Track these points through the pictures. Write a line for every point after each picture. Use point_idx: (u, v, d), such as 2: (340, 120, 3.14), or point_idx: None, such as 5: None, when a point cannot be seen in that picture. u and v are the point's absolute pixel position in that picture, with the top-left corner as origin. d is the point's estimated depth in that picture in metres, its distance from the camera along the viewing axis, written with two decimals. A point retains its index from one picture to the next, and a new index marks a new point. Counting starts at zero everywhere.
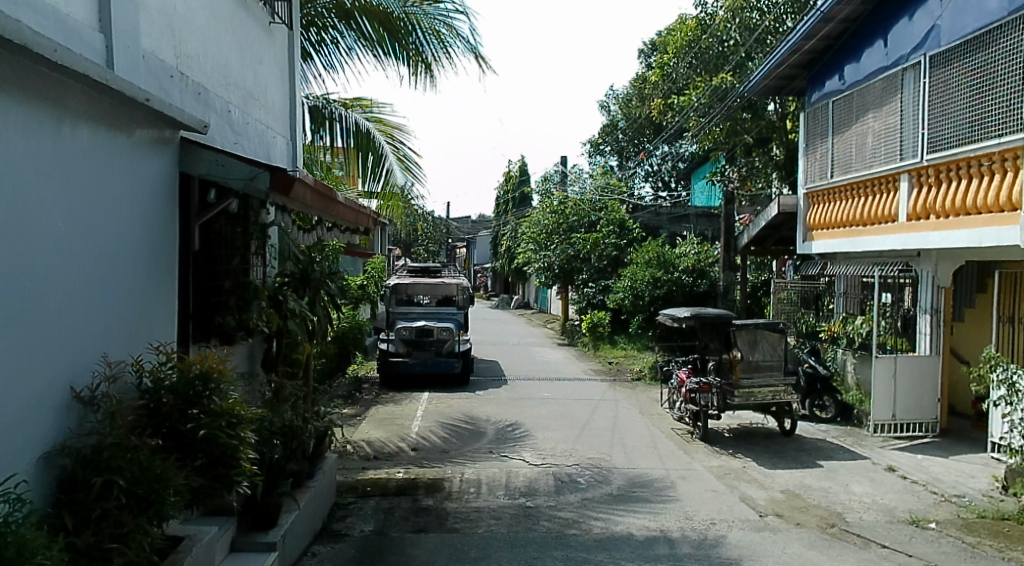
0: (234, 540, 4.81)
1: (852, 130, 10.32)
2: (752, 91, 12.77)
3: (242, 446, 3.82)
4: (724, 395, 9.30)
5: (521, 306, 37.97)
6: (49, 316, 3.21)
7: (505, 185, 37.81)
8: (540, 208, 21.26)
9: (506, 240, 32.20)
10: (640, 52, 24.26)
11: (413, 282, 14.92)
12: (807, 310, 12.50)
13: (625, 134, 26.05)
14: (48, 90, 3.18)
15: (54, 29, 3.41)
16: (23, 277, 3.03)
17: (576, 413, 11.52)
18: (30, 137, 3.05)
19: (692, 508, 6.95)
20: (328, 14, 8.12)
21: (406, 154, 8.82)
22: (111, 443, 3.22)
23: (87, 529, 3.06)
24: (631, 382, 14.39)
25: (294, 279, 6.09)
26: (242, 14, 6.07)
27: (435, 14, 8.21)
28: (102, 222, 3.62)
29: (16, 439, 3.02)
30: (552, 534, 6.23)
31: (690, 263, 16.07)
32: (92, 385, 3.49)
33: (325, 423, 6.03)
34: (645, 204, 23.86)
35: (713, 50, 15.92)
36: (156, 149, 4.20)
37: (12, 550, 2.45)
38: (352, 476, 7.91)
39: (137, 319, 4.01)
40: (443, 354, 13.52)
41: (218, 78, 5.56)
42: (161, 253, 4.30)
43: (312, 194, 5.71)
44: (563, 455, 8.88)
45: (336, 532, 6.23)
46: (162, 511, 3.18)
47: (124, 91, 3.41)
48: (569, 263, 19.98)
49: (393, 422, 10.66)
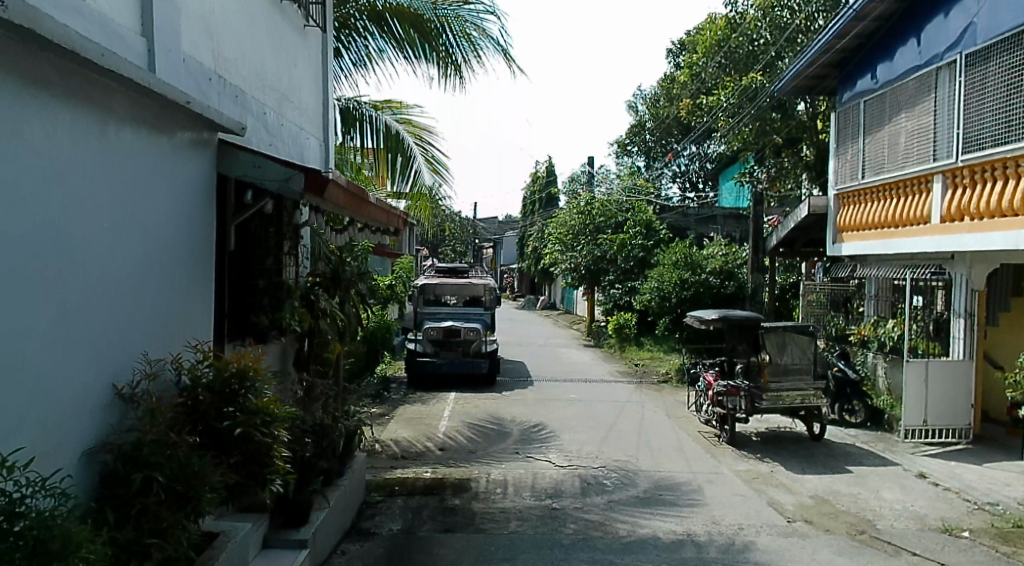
0: (266, 537, 4.89)
1: (884, 131, 10.17)
2: (782, 90, 12.67)
3: (275, 444, 3.90)
4: (752, 398, 9.21)
5: (547, 307, 37.99)
6: (94, 311, 3.29)
7: (532, 186, 37.88)
8: (567, 209, 21.25)
9: (533, 240, 32.24)
10: (669, 51, 24.15)
11: (441, 282, 15.01)
12: (837, 312, 12.38)
13: (653, 135, 25.98)
14: (94, 94, 3.25)
15: (99, 33, 3.48)
16: (69, 273, 3.10)
17: (603, 414, 11.49)
18: (77, 140, 3.13)
19: (720, 512, 6.90)
20: (360, 17, 8.20)
21: (435, 154, 8.89)
22: (150, 439, 3.28)
23: (128, 524, 3.11)
24: (658, 384, 14.32)
25: (325, 280, 6.15)
26: (278, 17, 6.14)
27: (466, 15, 8.23)
28: (143, 221, 3.69)
29: (61, 436, 3.08)
30: (578, 535, 6.23)
31: (717, 264, 15.95)
32: (132, 382, 3.55)
33: (354, 421, 6.11)
34: (672, 204, 23.75)
35: (744, 49, 15.80)
36: (196, 151, 4.27)
37: (57, 544, 2.48)
38: (379, 475, 7.96)
39: (175, 318, 4.08)
40: (470, 354, 13.59)
41: (254, 79, 5.63)
42: (201, 255, 4.37)
43: (344, 195, 5.77)
44: (589, 458, 8.85)
45: (366, 531, 6.27)
46: (198, 507, 3.24)
47: (166, 94, 3.48)
48: (595, 264, 19.94)
49: (421, 421, 10.71)
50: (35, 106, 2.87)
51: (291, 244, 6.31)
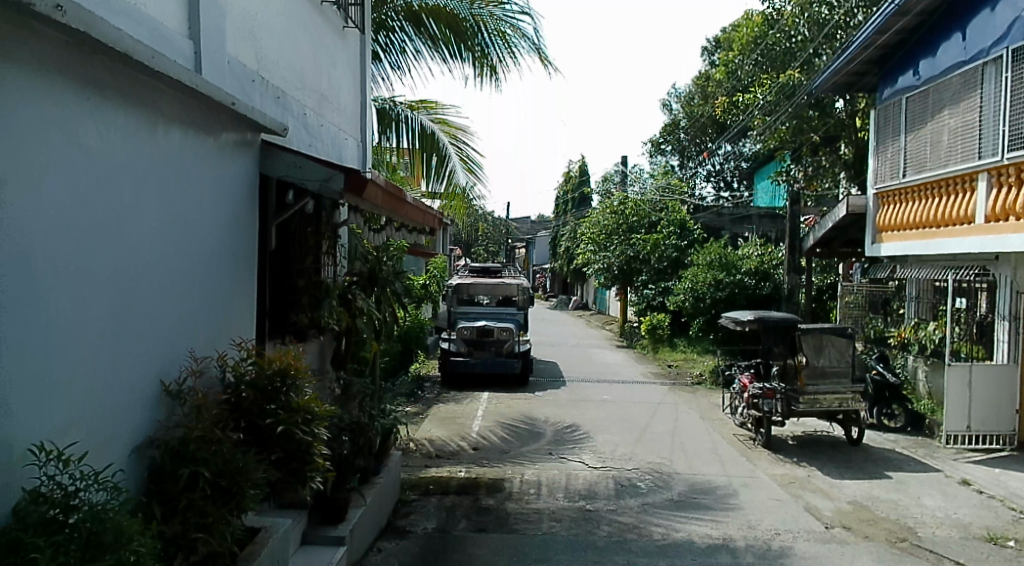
0: (305, 534, 4.95)
1: (926, 128, 9.97)
2: (821, 87, 12.49)
3: (315, 442, 3.95)
4: (788, 401, 9.16)
5: (580, 307, 37.90)
6: (144, 307, 3.35)
7: (565, 185, 37.81)
8: (599, 208, 21.17)
9: (565, 240, 32.18)
10: (704, 49, 23.94)
11: (474, 281, 15.05)
12: (876, 314, 12.17)
13: (687, 133, 25.77)
14: (144, 94, 3.31)
15: (149, 36, 3.55)
16: (121, 270, 3.16)
17: (636, 416, 11.42)
18: (129, 140, 3.19)
19: (756, 517, 6.82)
20: (397, 18, 8.25)
21: (470, 155, 8.92)
22: (196, 435, 3.33)
23: (174, 518, 3.17)
24: (692, 386, 14.20)
25: (362, 278, 6.23)
26: (318, 19, 6.20)
27: (501, 15, 8.21)
28: (190, 221, 3.75)
29: (113, 432, 3.14)
30: (613, 538, 6.20)
31: (753, 265, 15.73)
32: (180, 379, 3.61)
33: (390, 420, 6.15)
34: (706, 204, 23.53)
35: (781, 46, 15.58)
36: (240, 151, 4.33)
37: (110, 536, 2.53)
38: (414, 473, 8.02)
39: (221, 315, 4.14)
40: (503, 354, 13.59)
41: (295, 80, 5.70)
42: (244, 254, 4.43)
43: (383, 194, 5.80)
44: (622, 459, 8.80)
45: (401, 529, 6.31)
46: (242, 503, 3.28)
47: (213, 95, 3.55)
48: (628, 264, 19.80)
49: (454, 421, 10.74)
50: (89, 107, 2.94)
51: (329, 243, 6.35)
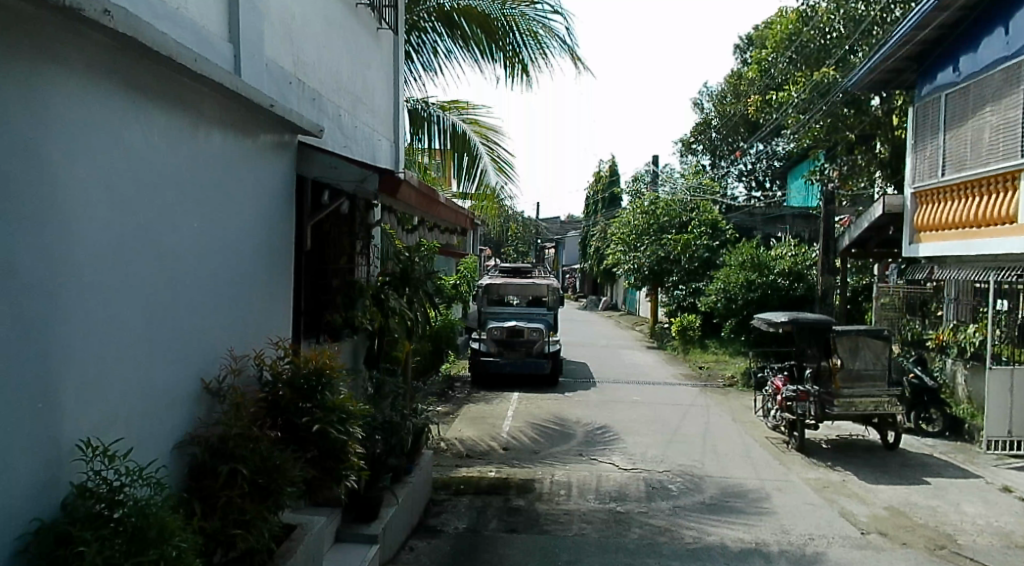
0: (339, 531, 4.99)
1: (966, 126, 9.77)
2: (857, 85, 12.31)
3: (350, 441, 3.99)
4: (822, 404, 8.95)
5: (609, 308, 37.74)
6: (184, 307, 3.38)
7: (595, 185, 37.70)
8: (630, 208, 21.08)
9: (595, 241, 32.09)
10: (737, 47, 23.71)
11: (504, 282, 15.10)
12: (913, 317, 11.96)
13: (719, 133, 25.56)
14: (186, 96, 3.36)
15: (192, 39, 3.61)
16: (162, 272, 3.21)
17: (667, 418, 11.35)
18: (171, 142, 3.24)
19: (790, 522, 6.73)
20: (430, 19, 8.32)
21: (501, 154, 8.84)
22: (236, 433, 3.38)
23: (213, 514, 3.22)
24: (723, 388, 14.07)
25: (394, 278, 6.24)
26: (353, 21, 6.26)
27: (532, 15, 8.21)
28: (229, 223, 3.79)
29: (156, 430, 3.20)
30: (644, 541, 6.16)
31: (786, 265, 15.50)
32: (219, 377, 3.66)
33: (422, 420, 6.17)
34: (738, 204, 23.30)
35: (816, 43, 15.40)
36: (277, 152, 4.38)
37: (154, 531, 2.57)
38: (444, 473, 8.04)
39: (258, 314, 4.18)
40: (533, 354, 13.58)
41: (331, 82, 5.76)
42: (281, 254, 4.47)
43: (416, 195, 5.83)
44: (653, 461, 8.74)
45: (432, 528, 6.33)
46: (280, 500, 3.32)
47: (253, 98, 3.60)
48: (659, 264, 19.66)
49: (485, 421, 10.77)
50: (134, 111, 2.99)
51: (363, 243, 6.39)
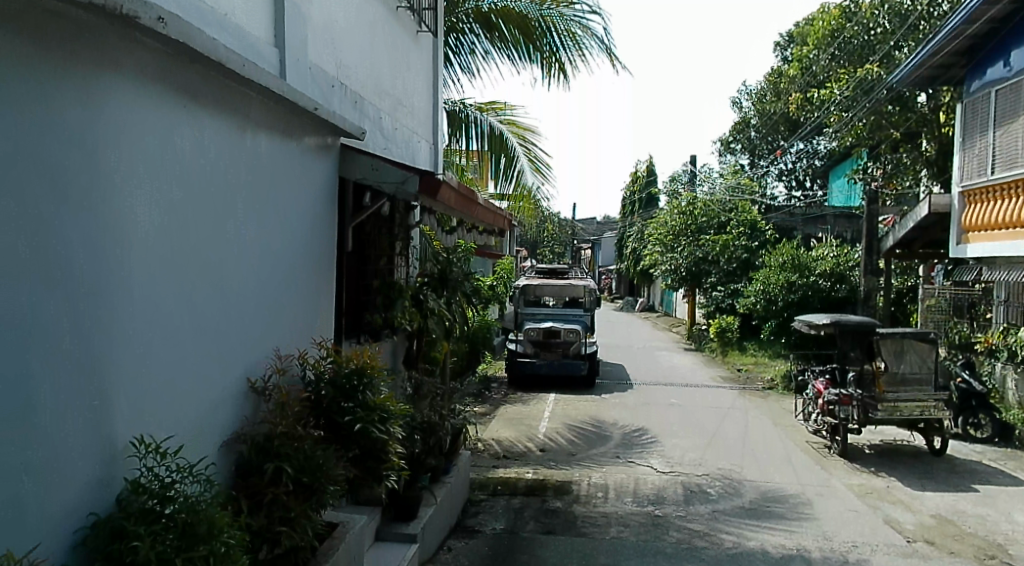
0: (379, 530, 5.03)
1: (1017, 122, 9.51)
2: (903, 81, 12.08)
3: (390, 440, 4.02)
4: (866, 408, 8.81)
5: (646, 309, 37.50)
6: (231, 310, 3.44)
7: (632, 185, 37.52)
8: (667, 209, 20.94)
9: (633, 242, 31.91)
10: (777, 43, 23.40)
11: (541, 282, 15.09)
12: (960, 319, 11.69)
13: (759, 131, 25.26)
14: (235, 101, 3.42)
15: (240, 45, 3.68)
16: (211, 275, 3.27)
17: (705, 420, 11.24)
18: (219, 146, 3.30)
19: (832, 528, 6.62)
20: (468, 21, 8.32)
21: (537, 154, 8.86)
22: (281, 431, 3.43)
23: (259, 511, 3.27)
24: (763, 391, 13.88)
25: (433, 280, 6.29)
26: (394, 24, 6.31)
27: (571, 15, 8.19)
28: (274, 226, 3.85)
29: (204, 428, 3.25)
30: (682, 545, 6.11)
31: (828, 267, 15.25)
32: (265, 377, 3.72)
33: (460, 420, 6.19)
34: (778, 203, 22.97)
35: (860, 39, 15.15)
36: (321, 155, 4.44)
37: (203, 527, 2.62)
38: (482, 474, 8.07)
39: (302, 316, 4.24)
40: (570, 356, 13.53)
41: (372, 85, 5.81)
42: (324, 256, 4.52)
43: (456, 196, 5.86)
44: (692, 465, 8.67)
45: (470, 528, 6.36)
46: (323, 499, 3.37)
47: (299, 101, 3.65)
48: (697, 265, 19.48)
49: (522, 422, 10.78)
50: (184, 117, 3.04)
51: (403, 245, 6.45)
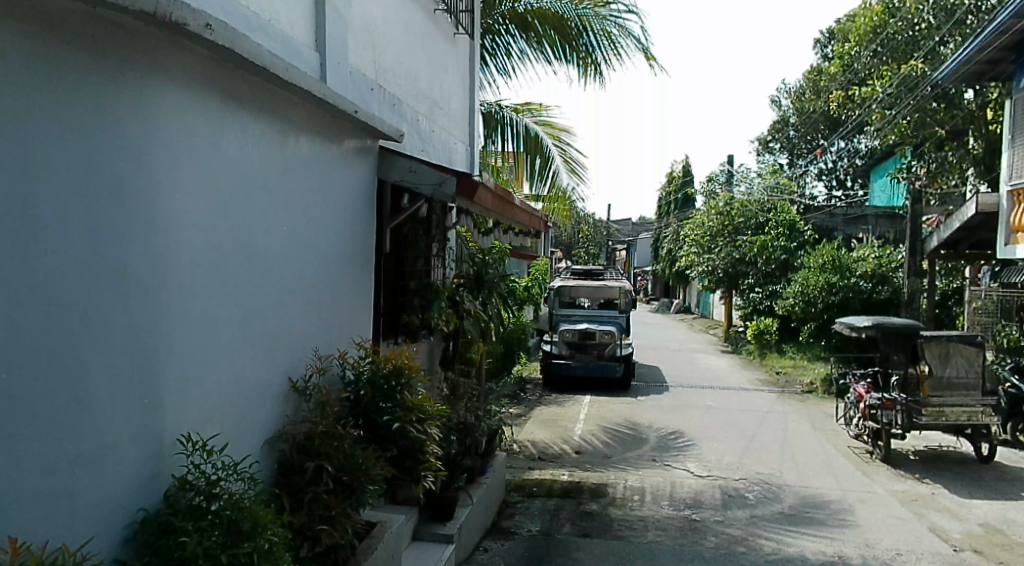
0: (415, 530, 5.07)
1: None
2: (948, 78, 11.83)
3: (428, 441, 4.04)
4: (910, 414, 8.52)
5: (682, 310, 37.19)
6: (274, 311, 3.50)
7: (669, 186, 37.28)
8: (704, 209, 20.78)
9: (668, 243, 31.68)
10: (817, 41, 23.06)
11: (577, 284, 15.04)
12: (1008, 321, 11.40)
13: (798, 130, 24.92)
14: (278, 106, 3.47)
15: (284, 51, 3.74)
16: (255, 275, 3.32)
17: (744, 424, 11.11)
18: (263, 149, 3.35)
19: (875, 535, 6.50)
20: (504, 22, 8.37)
21: (573, 155, 8.82)
22: (321, 431, 3.47)
23: (300, 510, 3.30)
24: (802, 394, 13.68)
25: (469, 281, 6.33)
26: (431, 26, 6.35)
27: (607, 15, 8.16)
28: (316, 227, 3.91)
29: (249, 426, 3.31)
30: (721, 550, 6.05)
31: (870, 268, 14.97)
32: (306, 376, 3.77)
33: (496, 421, 6.19)
34: (818, 204, 22.63)
35: (904, 35, 14.87)
36: (360, 158, 4.48)
37: (247, 524, 2.65)
38: (518, 475, 8.08)
39: (341, 316, 4.28)
40: (604, 357, 13.45)
41: (410, 87, 5.85)
42: (363, 257, 4.56)
43: (492, 198, 5.87)
44: (730, 469, 8.57)
45: (506, 530, 6.37)
46: (362, 498, 3.40)
47: (339, 105, 3.69)
48: (733, 267, 19.28)
49: (557, 423, 10.76)
50: (231, 121, 3.10)
51: (439, 246, 6.49)
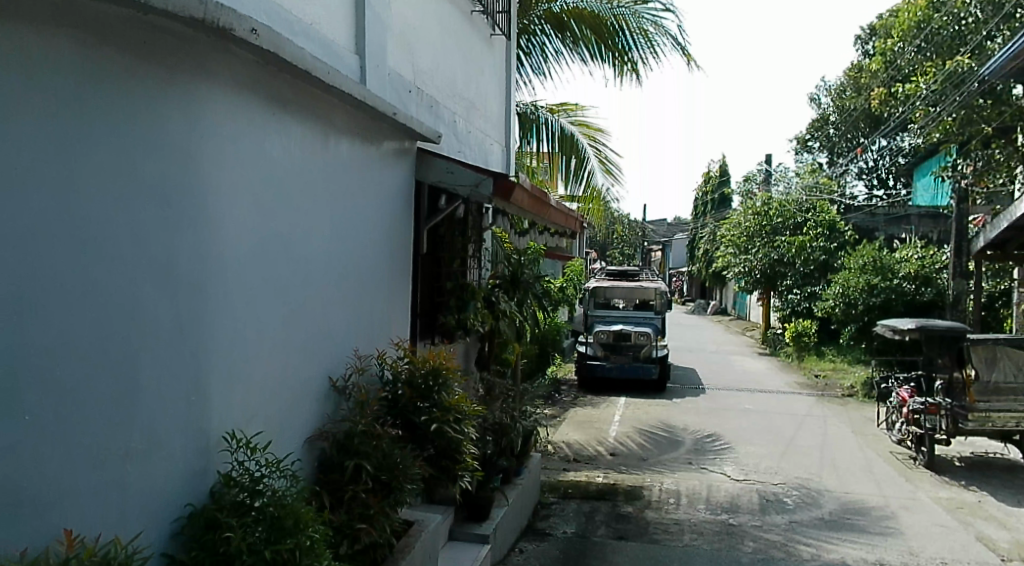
0: (452, 530, 5.09)
1: None
2: (995, 74, 11.54)
3: (464, 441, 4.05)
4: (954, 418, 8.29)
5: (718, 312, 36.80)
6: (316, 311, 3.54)
7: (705, 186, 36.95)
8: (741, 210, 20.54)
9: (705, 244, 31.38)
10: (859, 37, 22.68)
11: (612, 285, 14.97)
12: None
13: (838, 129, 24.53)
14: (320, 108, 3.51)
15: (325, 54, 3.79)
16: (297, 273, 3.36)
17: (782, 427, 10.95)
18: (306, 151, 3.39)
19: (919, 543, 6.36)
20: (540, 22, 8.35)
21: (609, 155, 8.84)
22: (361, 430, 3.50)
23: (339, 508, 3.33)
24: (842, 398, 13.44)
25: (505, 281, 6.31)
26: (468, 27, 6.37)
27: (644, 13, 8.11)
28: (355, 228, 3.95)
29: (291, 423, 3.35)
30: (760, 556, 5.96)
31: (912, 269, 14.65)
32: (346, 376, 3.81)
33: (531, 422, 6.17)
34: (859, 204, 22.23)
35: (949, 30, 14.56)
36: (399, 159, 4.51)
37: (290, 520, 2.69)
38: (553, 476, 8.06)
39: (380, 317, 4.31)
40: (640, 359, 13.33)
41: (447, 89, 5.88)
42: (401, 258, 4.59)
43: (528, 199, 5.86)
44: (767, 473, 8.46)
45: (541, 531, 6.35)
46: (400, 497, 3.42)
47: (379, 107, 3.72)
48: (771, 268, 19.03)
49: (592, 425, 10.71)
50: (275, 124, 3.15)
51: (475, 247, 6.49)
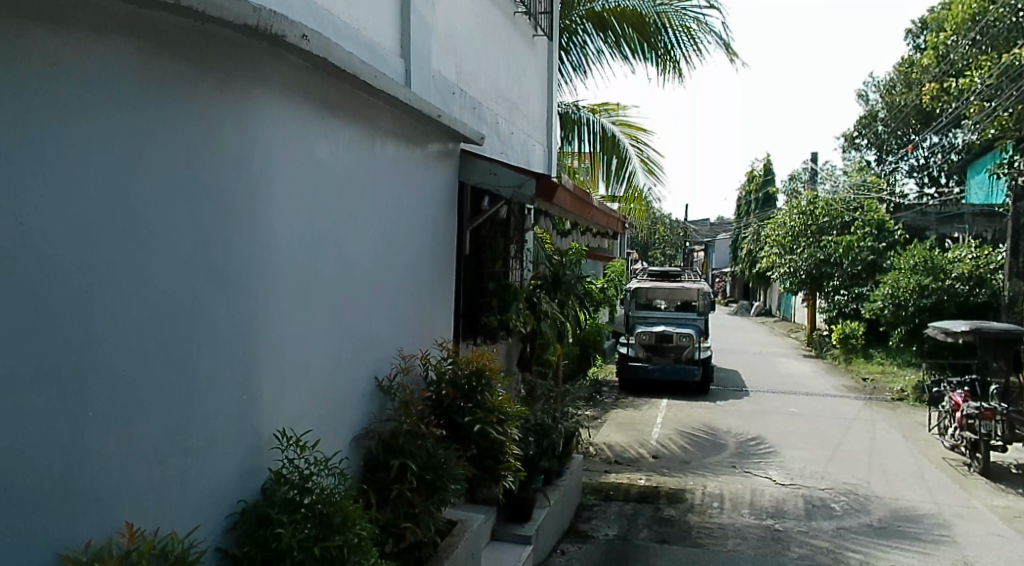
0: (494, 530, 5.10)
1: None
2: None
3: (507, 441, 4.07)
4: (1011, 423, 8.10)
5: (762, 313, 36.24)
6: (363, 310, 3.58)
7: (749, 185, 36.45)
8: (786, 209, 20.21)
9: (749, 244, 30.95)
10: (910, 32, 22.13)
11: (654, 285, 14.83)
12: None
13: (888, 125, 23.98)
14: (367, 111, 3.55)
15: (370, 56, 3.82)
16: (345, 274, 3.40)
17: (829, 431, 10.73)
18: (353, 153, 3.43)
19: (974, 553, 6.19)
20: (581, 22, 8.33)
21: (650, 155, 8.72)
22: (406, 429, 3.53)
23: (384, 507, 3.36)
24: (891, 402, 13.14)
25: (547, 282, 6.41)
26: (510, 27, 6.37)
27: (687, 9, 8.03)
28: (401, 229, 3.98)
29: (339, 422, 3.40)
30: (807, 562, 5.86)
31: (966, 270, 14.23)
32: (391, 376, 3.84)
33: (574, 423, 6.12)
34: (909, 203, 21.70)
35: (1005, 23, 14.15)
36: (442, 161, 4.54)
37: (337, 518, 2.74)
38: (594, 478, 8.02)
39: (424, 317, 4.33)
40: (682, 360, 13.19)
41: (490, 90, 5.89)
42: (445, 258, 4.62)
43: (571, 200, 5.87)
44: (814, 478, 8.30)
45: (583, 533, 6.33)
46: (444, 497, 3.44)
47: (424, 109, 3.75)
48: (818, 268, 18.65)
49: (634, 427, 10.63)
50: (323, 128, 3.19)
51: (517, 247, 6.50)
